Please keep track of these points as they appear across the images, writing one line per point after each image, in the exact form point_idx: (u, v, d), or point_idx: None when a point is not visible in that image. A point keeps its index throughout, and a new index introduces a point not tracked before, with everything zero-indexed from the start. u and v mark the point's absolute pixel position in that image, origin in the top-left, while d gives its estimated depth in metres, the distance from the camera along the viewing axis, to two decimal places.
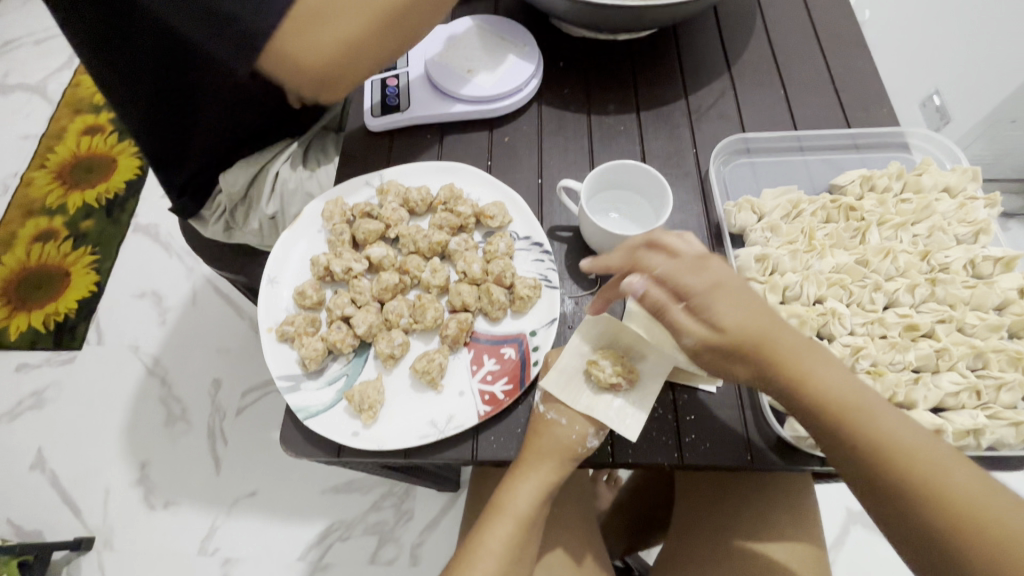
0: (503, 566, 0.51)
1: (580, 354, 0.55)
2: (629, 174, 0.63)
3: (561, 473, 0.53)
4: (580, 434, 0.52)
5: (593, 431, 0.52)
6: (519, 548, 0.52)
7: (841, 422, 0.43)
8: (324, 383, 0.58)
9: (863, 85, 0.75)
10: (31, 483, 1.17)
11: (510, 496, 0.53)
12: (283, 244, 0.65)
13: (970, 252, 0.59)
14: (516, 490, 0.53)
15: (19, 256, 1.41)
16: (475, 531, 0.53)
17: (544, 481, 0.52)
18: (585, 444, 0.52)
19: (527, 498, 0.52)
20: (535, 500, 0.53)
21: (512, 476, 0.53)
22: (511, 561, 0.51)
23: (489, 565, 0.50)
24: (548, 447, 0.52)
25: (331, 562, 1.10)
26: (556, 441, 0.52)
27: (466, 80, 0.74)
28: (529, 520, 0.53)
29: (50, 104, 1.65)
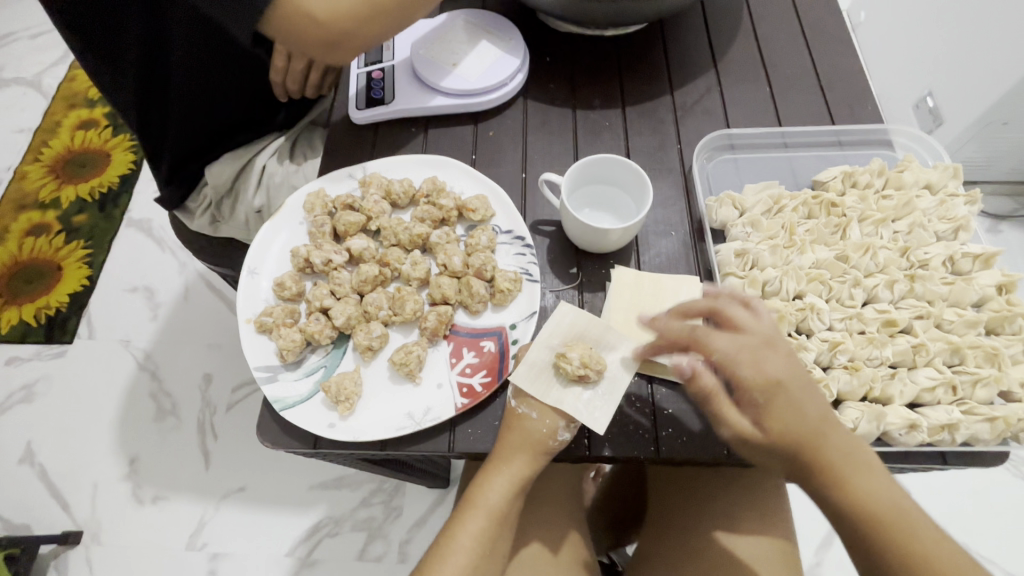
0: (475, 558, 0.50)
1: (550, 347, 0.54)
2: (611, 168, 0.63)
3: (534, 466, 0.52)
4: (551, 428, 0.52)
5: (564, 423, 0.52)
6: (492, 542, 0.52)
7: (871, 528, 0.44)
8: (301, 374, 0.57)
9: (849, 82, 0.75)
10: (20, 477, 1.17)
11: (483, 489, 0.52)
12: (263, 236, 0.64)
13: (949, 249, 0.59)
14: (489, 483, 0.52)
15: (11, 250, 1.41)
16: (449, 523, 0.53)
17: (518, 474, 0.52)
18: (557, 436, 0.52)
19: (500, 492, 0.52)
20: (509, 494, 0.52)
21: (486, 469, 0.53)
22: (483, 555, 0.51)
23: (462, 557, 0.50)
24: (520, 441, 0.52)
25: (319, 558, 1.09)
26: (528, 434, 0.52)
27: (451, 73, 0.74)
28: (500, 514, 0.52)
29: (44, 98, 1.64)
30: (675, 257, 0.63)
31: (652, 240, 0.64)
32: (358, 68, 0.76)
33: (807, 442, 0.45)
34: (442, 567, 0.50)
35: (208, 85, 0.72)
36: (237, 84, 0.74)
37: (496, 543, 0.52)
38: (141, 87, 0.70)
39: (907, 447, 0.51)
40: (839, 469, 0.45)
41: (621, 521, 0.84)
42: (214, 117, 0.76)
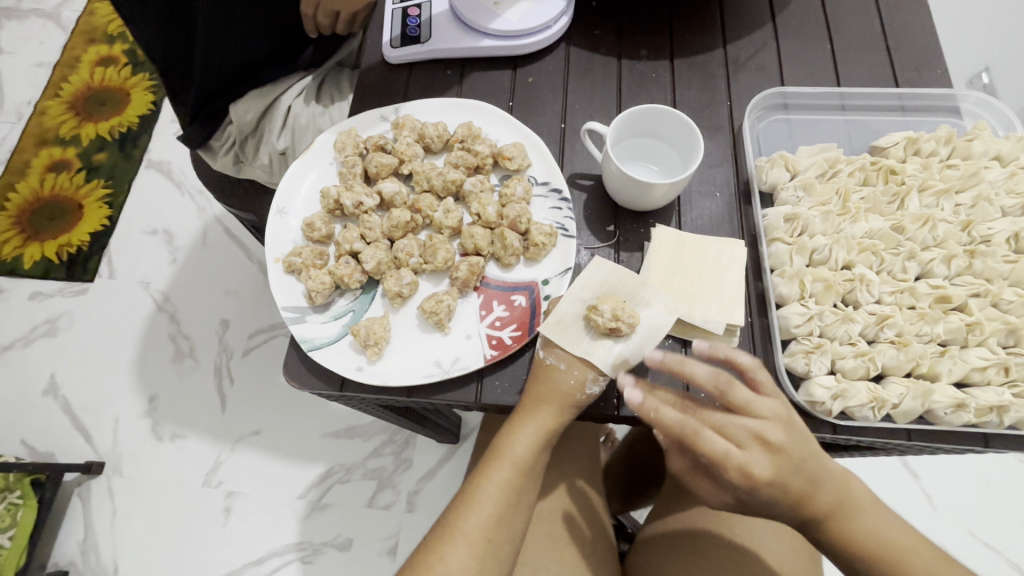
0: (501, 508, 0.50)
1: (578, 303, 0.53)
2: (660, 119, 0.59)
3: (560, 420, 0.51)
4: (578, 380, 0.51)
5: (592, 376, 0.51)
6: (518, 494, 0.51)
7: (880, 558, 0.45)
8: (329, 317, 0.57)
9: (918, 42, 0.70)
10: (44, 408, 1.20)
11: (510, 441, 0.51)
12: (292, 175, 0.63)
13: (1015, 225, 0.56)
14: (516, 435, 0.51)
15: (32, 185, 1.40)
16: (475, 475, 0.52)
17: (542, 427, 0.51)
18: (584, 390, 0.51)
19: (526, 443, 0.51)
20: (535, 446, 0.51)
21: (512, 420, 0.52)
22: (510, 506, 0.50)
23: (487, 508, 0.49)
24: (546, 394, 0.51)
25: (331, 502, 1.12)
26: (556, 388, 0.51)
27: (492, 12, 0.70)
28: (527, 467, 0.51)
29: (64, 32, 1.60)
30: (719, 219, 0.60)
31: (694, 201, 0.61)
32: (393, 5, 0.73)
33: (869, 539, 0.45)
34: (467, 517, 0.49)
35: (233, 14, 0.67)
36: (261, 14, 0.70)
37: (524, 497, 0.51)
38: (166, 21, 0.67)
39: (951, 426, 0.49)
40: (841, 514, 0.45)
41: (634, 485, 0.84)
42: (239, 52, 0.72)
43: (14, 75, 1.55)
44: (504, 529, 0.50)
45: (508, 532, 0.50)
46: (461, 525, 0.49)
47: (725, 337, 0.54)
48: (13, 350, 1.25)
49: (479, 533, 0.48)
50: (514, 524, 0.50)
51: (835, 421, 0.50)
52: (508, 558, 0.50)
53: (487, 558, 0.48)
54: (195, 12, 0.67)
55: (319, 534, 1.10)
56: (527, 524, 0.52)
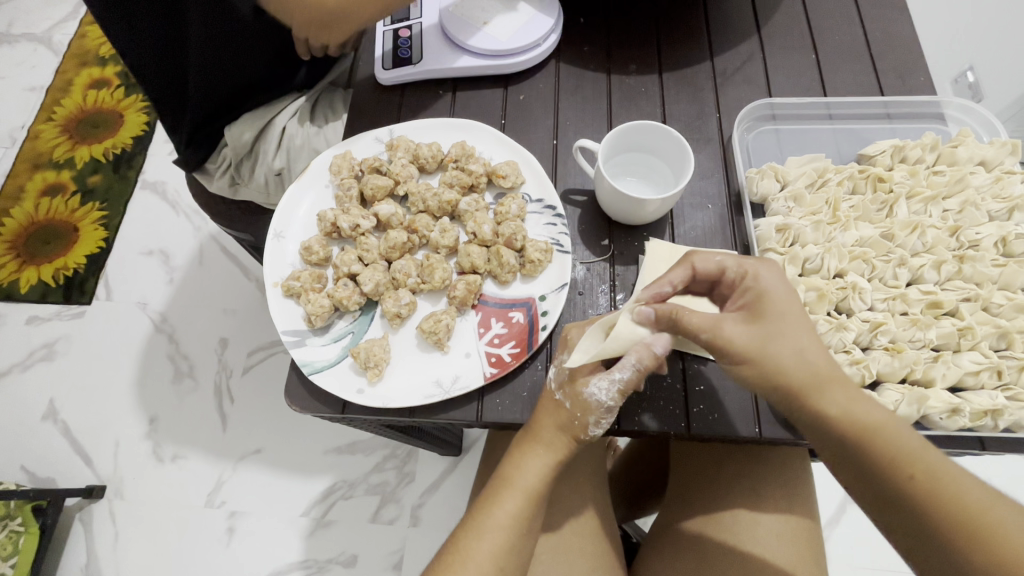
0: (510, 536, 0.50)
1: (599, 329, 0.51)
2: (650, 135, 0.60)
3: (570, 448, 0.52)
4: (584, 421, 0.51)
5: (594, 422, 0.51)
6: (528, 522, 0.51)
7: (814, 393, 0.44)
8: (329, 340, 0.57)
9: (901, 50, 0.71)
10: (43, 433, 1.20)
11: (518, 469, 0.52)
12: (288, 199, 0.63)
13: (1002, 229, 0.57)
14: (524, 463, 0.52)
15: (27, 209, 1.40)
16: (482, 502, 0.52)
17: (553, 456, 0.52)
18: (586, 434, 0.52)
19: (535, 472, 0.52)
20: (544, 475, 0.52)
21: (521, 448, 0.53)
22: (519, 534, 0.51)
23: (496, 536, 0.50)
24: (552, 425, 0.52)
25: (334, 519, 1.12)
26: (562, 416, 0.51)
27: (482, 32, 0.71)
28: (537, 494, 0.52)
29: (56, 56, 1.61)
30: (711, 230, 0.61)
31: (687, 213, 0.62)
32: (384, 27, 0.74)
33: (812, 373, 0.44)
34: (475, 545, 0.49)
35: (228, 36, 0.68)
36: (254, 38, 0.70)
37: (533, 524, 0.52)
38: (161, 54, 0.69)
39: (947, 431, 0.50)
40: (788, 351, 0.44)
41: (638, 494, 0.84)
42: (234, 73, 0.72)
43: (8, 100, 1.56)
44: (512, 556, 0.50)
45: (515, 557, 0.50)
46: (470, 553, 0.49)
47: None
48: (11, 376, 1.25)
49: (488, 559, 0.49)
50: (523, 550, 0.51)
51: None
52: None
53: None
54: (189, 45, 0.68)
55: (324, 551, 1.10)
56: (534, 549, 0.53)
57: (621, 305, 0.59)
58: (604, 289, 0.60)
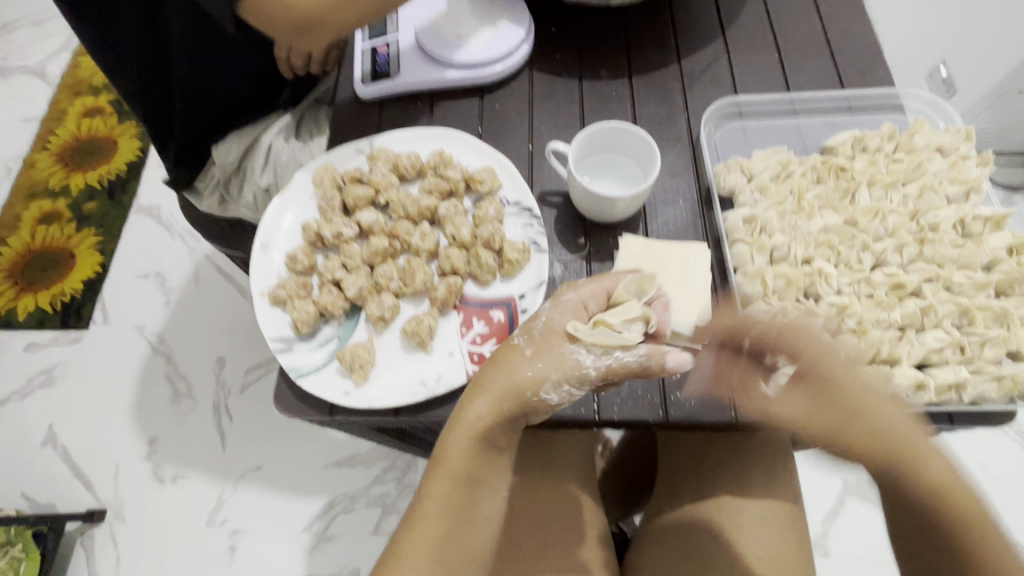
0: (447, 520, 0.49)
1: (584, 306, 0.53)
2: (619, 135, 0.63)
3: (499, 414, 0.49)
4: (535, 376, 0.49)
5: (550, 383, 0.49)
6: (463, 506, 0.49)
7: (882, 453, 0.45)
8: (315, 345, 0.59)
9: (860, 46, 0.74)
10: (44, 459, 1.20)
11: (444, 451, 0.49)
12: (273, 211, 0.65)
13: (959, 212, 0.59)
14: (452, 440, 0.49)
15: (25, 237, 1.42)
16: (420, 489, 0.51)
17: (473, 430, 0.49)
18: (538, 395, 0.49)
19: (459, 450, 0.49)
20: (473, 453, 0.49)
21: (447, 425, 0.50)
22: (458, 517, 0.49)
23: (433, 523, 0.48)
24: (485, 398, 0.49)
25: (336, 533, 1.12)
26: (509, 378, 0.50)
27: (456, 45, 0.74)
28: (467, 476, 0.49)
29: (50, 86, 1.64)
30: (684, 225, 0.63)
31: (659, 209, 0.64)
32: (363, 44, 0.76)
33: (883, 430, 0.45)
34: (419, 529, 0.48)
35: (209, 47, 0.70)
36: (237, 48, 0.73)
37: (478, 507, 0.50)
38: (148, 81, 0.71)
39: (914, 407, 0.51)
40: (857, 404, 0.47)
41: (630, 491, 0.84)
42: (218, 86, 0.75)
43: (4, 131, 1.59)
44: (458, 546, 0.49)
45: (459, 548, 0.49)
46: (410, 543, 0.48)
47: (696, 337, 0.57)
48: (11, 403, 1.26)
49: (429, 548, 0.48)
50: (469, 536, 0.49)
51: None
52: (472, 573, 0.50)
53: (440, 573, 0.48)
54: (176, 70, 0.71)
55: (325, 565, 1.10)
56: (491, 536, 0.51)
57: None
58: None
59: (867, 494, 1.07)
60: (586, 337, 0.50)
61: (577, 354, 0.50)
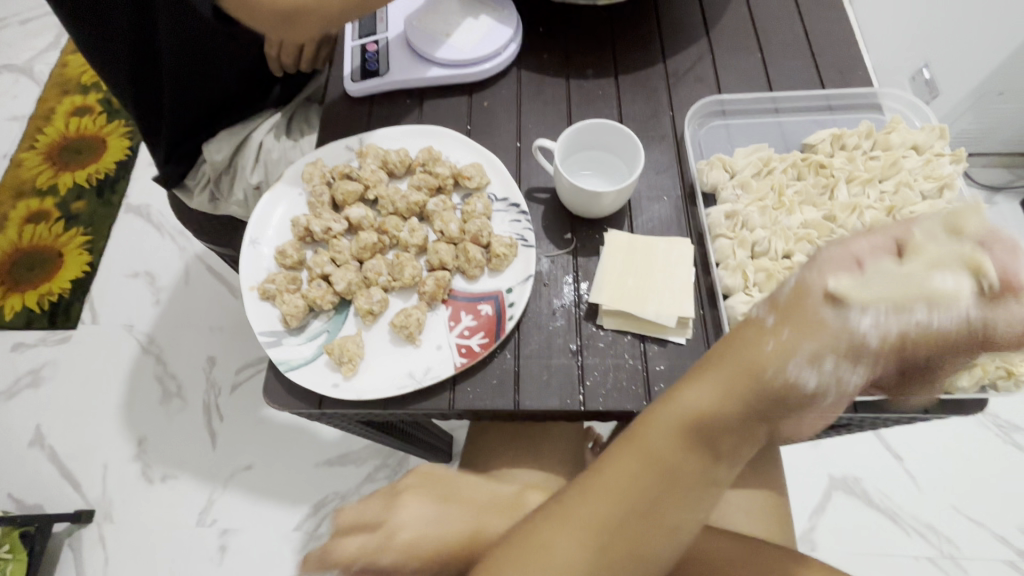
0: (626, 511, 0.41)
1: (857, 260, 0.42)
2: (604, 132, 0.64)
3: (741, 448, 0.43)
4: (784, 357, 0.41)
5: (798, 359, 0.41)
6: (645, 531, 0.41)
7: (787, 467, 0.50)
8: (305, 339, 0.59)
9: (840, 47, 0.76)
10: (31, 459, 1.20)
11: (686, 471, 0.42)
12: (262, 207, 0.66)
13: (934, 207, 0.61)
14: (657, 422, 0.43)
15: (12, 237, 1.41)
16: (597, 473, 0.43)
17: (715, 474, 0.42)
18: (782, 383, 0.41)
19: (699, 496, 0.42)
20: (680, 444, 0.42)
21: (691, 448, 0.42)
22: (640, 513, 0.41)
23: (601, 516, 0.41)
24: (729, 373, 0.43)
25: (327, 532, 1.13)
26: (753, 360, 0.42)
27: (445, 44, 0.75)
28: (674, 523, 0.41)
29: (38, 85, 1.63)
30: (668, 220, 0.65)
31: (644, 205, 0.66)
32: (352, 42, 0.77)
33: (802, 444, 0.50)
34: (583, 510, 0.41)
35: (196, 42, 0.70)
36: (225, 43, 0.72)
37: (670, 513, 0.41)
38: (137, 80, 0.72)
39: (889, 395, 0.53)
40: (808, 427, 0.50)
41: None
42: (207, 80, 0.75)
43: None
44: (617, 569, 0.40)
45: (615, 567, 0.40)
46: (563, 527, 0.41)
47: (679, 330, 0.58)
48: None
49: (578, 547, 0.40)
50: (649, 543, 0.40)
51: None
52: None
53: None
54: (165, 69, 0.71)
55: None
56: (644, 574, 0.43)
57: (585, 294, 0.62)
58: (568, 280, 0.63)
59: (852, 489, 1.09)
60: (860, 294, 0.40)
61: (846, 316, 0.41)
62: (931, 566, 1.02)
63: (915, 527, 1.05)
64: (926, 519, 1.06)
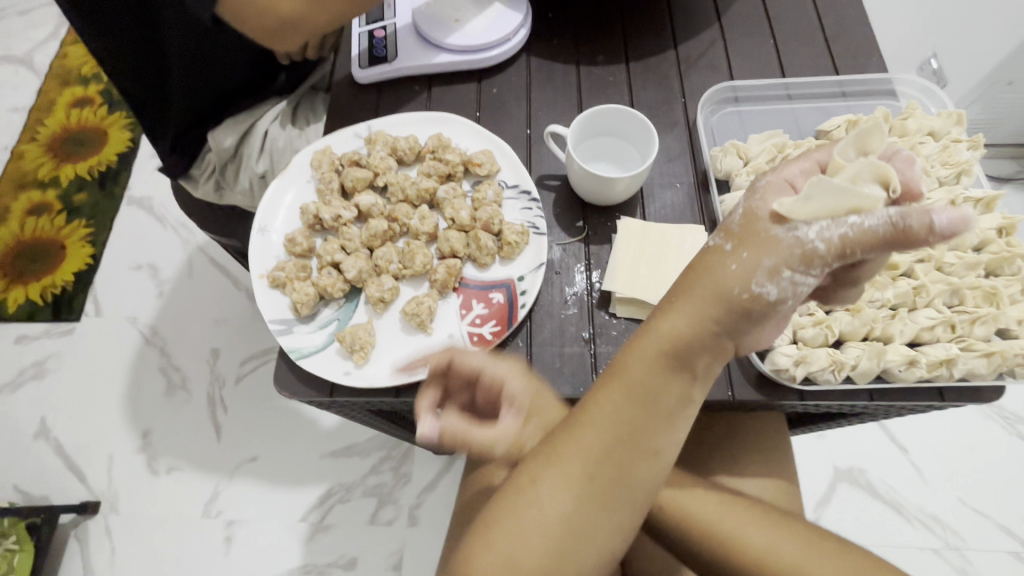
0: (610, 442, 0.41)
1: (791, 185, 0.44)
2: (616, 119, 0.64)
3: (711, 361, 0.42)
4: (746, 268, 0.41)
5: (762, 272, 0.41)
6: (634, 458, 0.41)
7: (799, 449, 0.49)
8: (315, 327, 0.59)
9: (854, 33, 0.75)
10: (36, 451, 1.20)
11: (661, 394, 0.42)
12: (271, 195, 0.65)
13: (951, 194, 0.60)
14: (636, 352, 0.43)
15: (14, 229, 1.41)
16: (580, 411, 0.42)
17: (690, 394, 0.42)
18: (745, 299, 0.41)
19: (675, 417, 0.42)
20: (658, 369, 0.42)
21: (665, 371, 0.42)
22: (620, 441, 0.41)
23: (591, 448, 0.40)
24: (696, 299, 0.42)
25: (333, 523, 1.13)
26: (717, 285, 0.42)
27: (454, 29, 0.74)
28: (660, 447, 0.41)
29: (38, 76, 1.62)
30: (681, 208, 0.64)
31: (657, 192, 0.65)
32: (359, 28, 0.76)
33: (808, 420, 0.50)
34: (568, 445, 0.41)
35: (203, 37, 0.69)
36: (236, 43, 0.71)
37: (649, 434, 0.41)
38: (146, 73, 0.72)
39: (906, 383, 0.52)
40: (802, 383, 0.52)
41: None
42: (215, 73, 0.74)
43: None
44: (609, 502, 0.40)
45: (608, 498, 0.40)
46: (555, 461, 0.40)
47: None
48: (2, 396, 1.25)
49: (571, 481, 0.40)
50: (633, 471, 0.40)
51: (801, 386, 0.53)
52: (608, 537, 0.40)
53: (573, 521, 0.39)
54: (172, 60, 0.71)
55: (323, 555, 1.10)
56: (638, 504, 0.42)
57: (597, 282, 0.61)
58: (581, 268, 0.62)
59: (857, 480, 1.09)
60: (800, 213, 0.41)
61: (796, 232, 0.41)
62: (936, 556, 1.03)
63: (920, 518, 1.05)
64: (931, 510, 1.06)
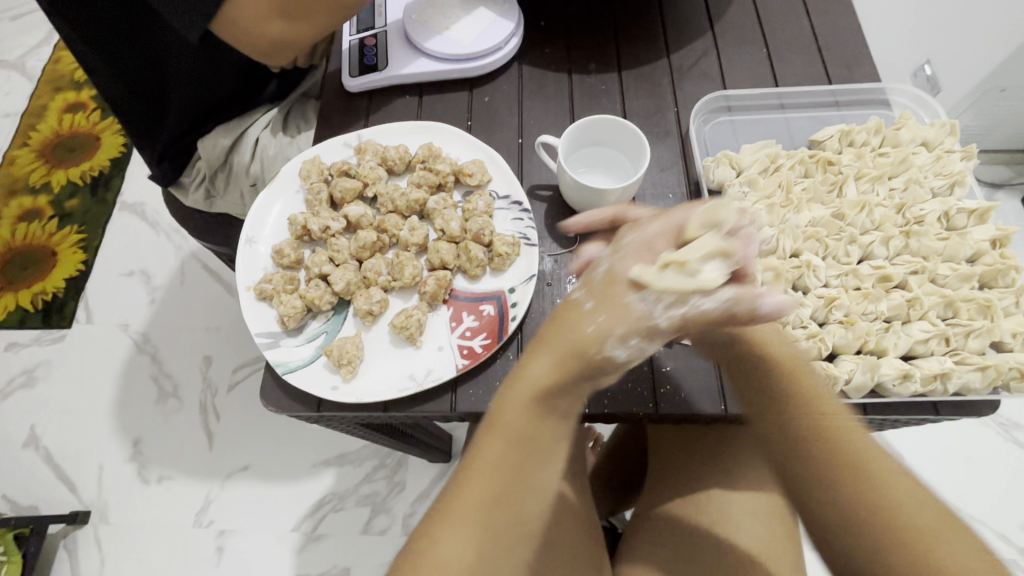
0: (496, 492, 0.41)
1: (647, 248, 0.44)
2: (608, 129, 0.63)
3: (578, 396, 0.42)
4: (599, 328, 0.41)
5: (615, 337, 0.40)
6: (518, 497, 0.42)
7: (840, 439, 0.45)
8: (303, 340, 0.58)
9: (846, 42, 0.74)
10: (25, 460, 1.18)
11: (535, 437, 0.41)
12: (259, 205, 0.64)
13: (944, 205, 0.60)
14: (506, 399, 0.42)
15: (4, 235, 1.39)
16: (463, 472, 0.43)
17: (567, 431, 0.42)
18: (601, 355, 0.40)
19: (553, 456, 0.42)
20: (530, 415, 0.41)
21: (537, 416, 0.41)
22: (505, 490, 0.42)
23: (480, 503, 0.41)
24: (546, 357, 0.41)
25: (325, 532, 1.11)
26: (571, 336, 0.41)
27: (445, 37, 0.73)
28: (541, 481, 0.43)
29: (30, 81, 1.61)
30: None
31: (649, 202, 0.65)
32: (350, 37, 0.75)
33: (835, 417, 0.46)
34: (456, 505, 0.42)
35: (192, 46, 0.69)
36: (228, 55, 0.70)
37: (523, 482, 0.42)
38: (136, 82, 0.71)
39: (901, 397, 0.52)
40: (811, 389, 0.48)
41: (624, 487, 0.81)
42: (207, 86, 0.74)
43: None
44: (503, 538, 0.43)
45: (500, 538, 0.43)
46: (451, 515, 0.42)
47: None
48: None
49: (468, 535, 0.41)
50: (521, 508, 0.42)
51: None
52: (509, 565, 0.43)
53: (475, 566, 0.41)
54: (161, 68, 0.70)
55: (315, 565, 1.09)
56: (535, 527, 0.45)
57: None
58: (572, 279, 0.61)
59: None
60: (656, 283, 0.41)
61: (646, 302, 0.41)
62: None
63: None
64: None
